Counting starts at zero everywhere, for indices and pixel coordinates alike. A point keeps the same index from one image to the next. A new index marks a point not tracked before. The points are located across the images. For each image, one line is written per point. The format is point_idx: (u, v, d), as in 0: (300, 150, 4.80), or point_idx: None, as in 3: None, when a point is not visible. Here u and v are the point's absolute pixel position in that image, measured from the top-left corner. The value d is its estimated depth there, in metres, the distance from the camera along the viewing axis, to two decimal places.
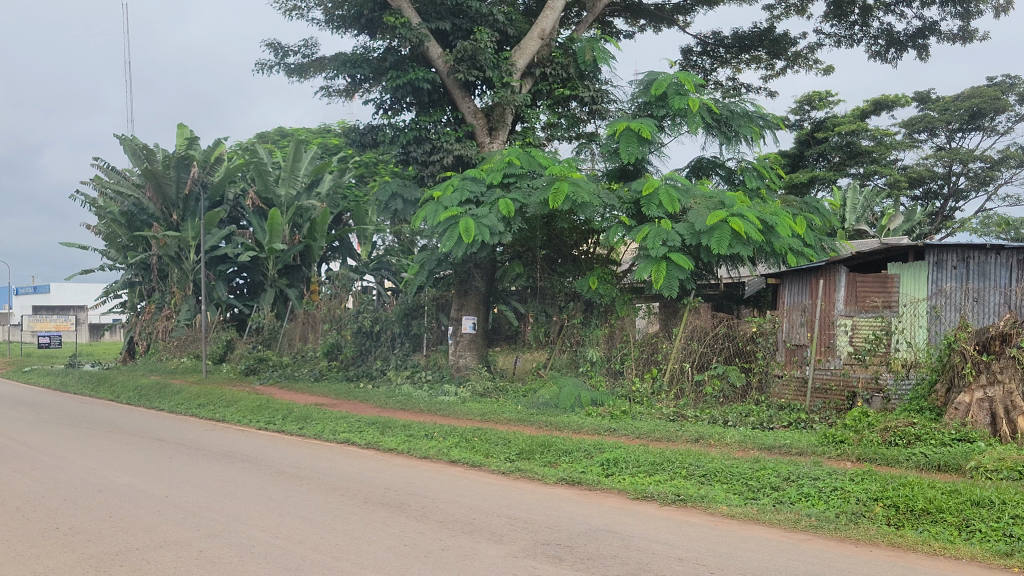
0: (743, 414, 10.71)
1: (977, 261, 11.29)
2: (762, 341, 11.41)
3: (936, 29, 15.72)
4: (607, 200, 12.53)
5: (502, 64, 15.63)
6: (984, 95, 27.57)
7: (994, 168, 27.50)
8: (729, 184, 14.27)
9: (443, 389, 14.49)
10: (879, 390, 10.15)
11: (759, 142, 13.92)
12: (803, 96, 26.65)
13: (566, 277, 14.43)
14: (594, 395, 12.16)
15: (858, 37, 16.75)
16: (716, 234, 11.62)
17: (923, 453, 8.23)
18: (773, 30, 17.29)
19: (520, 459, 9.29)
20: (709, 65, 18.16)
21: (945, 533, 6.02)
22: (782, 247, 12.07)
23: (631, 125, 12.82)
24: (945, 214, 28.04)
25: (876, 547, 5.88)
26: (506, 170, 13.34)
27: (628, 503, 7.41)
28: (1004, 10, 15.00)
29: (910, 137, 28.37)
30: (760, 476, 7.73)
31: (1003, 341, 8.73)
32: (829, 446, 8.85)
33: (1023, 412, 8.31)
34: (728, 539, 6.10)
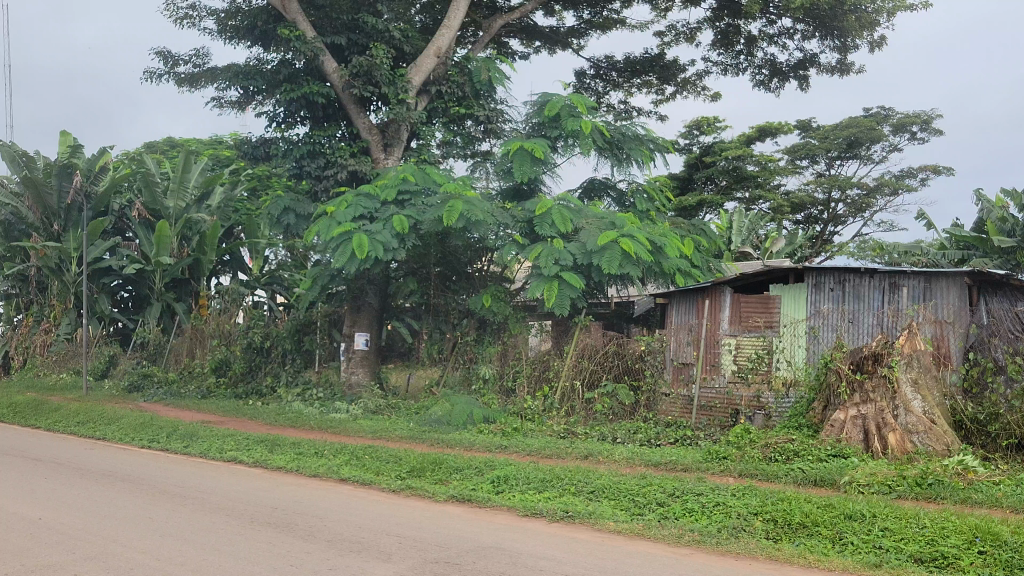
0: (631, 431, 10.89)
1: (851, 285, 11.67)
2: (651, 360, 11.60)
3: (816, 61, 16.38)
4: (501, 219, 12.68)
5: (398, 81, 15.65)
6: (862, 124, 28.85)
7: (870, 196, 28.76)
8: (620, 207, 14.51)
9: (335, 406, 14.31)
10: (761, 407, 10.44)
11: (649, 165, 14.27)
12: (692, 121, 27.39)
13: (459, 295, 14.63)
14: (487, 412, 12.20)
15: (744, 66, 17.33)
16: (607, 254, 11.87)
17: (800, 469, 8.53)
18: (663, 56, 17.74)
19: (411, 476, 9.25)
20: (602, 88, 18.50)
21: (820, 546, 6.25)
22: (670, 268, 12.44)
23: (524, 145, 12.97)
24: (825, 238, 29.21)
25: (755, 560, 6.07)
26: (401, 187, 13.30)
27: (517, 519, 7.46)
28: (879, 45, 15.74)
29: (793, 163, 29.46)
30: (646, 492, 7.89)
31: (875, 361, 9.12)
32: (713, 463, 9.08)
33: (893, 429, 8.69)
34: (614, 555, 6.20)
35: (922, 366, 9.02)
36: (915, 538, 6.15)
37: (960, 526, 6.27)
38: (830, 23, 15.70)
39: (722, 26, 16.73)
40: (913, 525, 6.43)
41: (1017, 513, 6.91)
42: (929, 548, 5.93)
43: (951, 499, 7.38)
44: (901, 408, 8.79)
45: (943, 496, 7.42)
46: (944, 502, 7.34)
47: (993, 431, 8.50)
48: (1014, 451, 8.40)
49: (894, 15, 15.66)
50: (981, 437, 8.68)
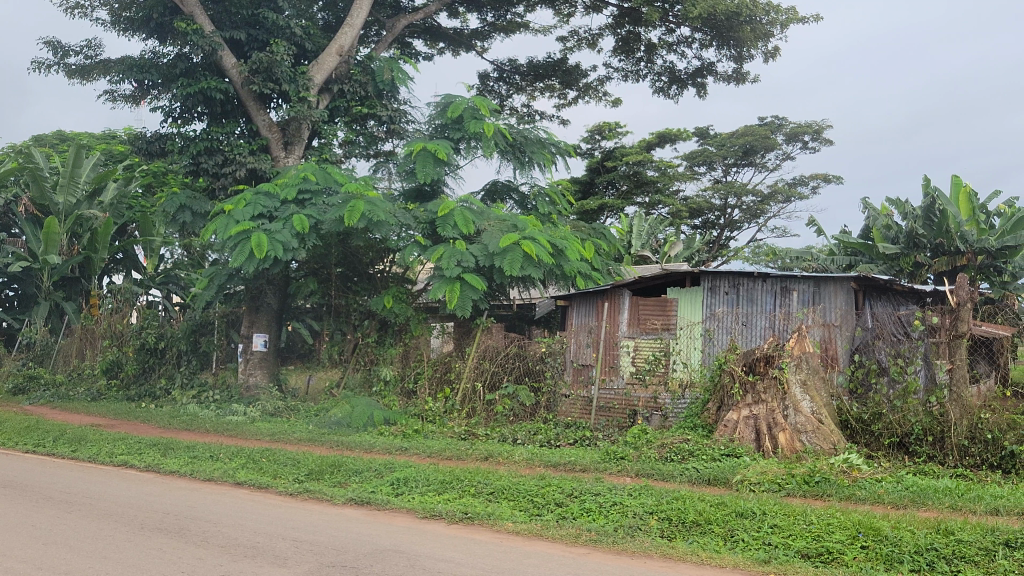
0: (531, 432, 10.96)
1: (745, 288, 12.12)
2: (551, 361, 11.68)
3: (714, 70, 16.78)
4: (403, 220, 12.60)
5: (299, 78, 15.39)
6: (757, 133, 29.68)
7: (765, 202, 29.62)
8: (521, 209, 14.61)
9: (232, 408, 14.01)
10: (658, 408, 10.64)
11: (551, 169, 14.41)
12: (594, 126, 27.72)
13: (361, 295, 14.39)
14: (387, 414, 12.12)
15: (643, 73, 17.63)
16: (508, 257, 11.92)
17: (695, 468, 8.74)
18: (565, 61, 17.92)
19: (309, 479, 9.11)
20: (505, 92, 18.59)
21: (713, 543, 6.40)
22: (571, 271, 12.57)
23: (427, 146, 12.97)
24: (722, 243, 29.93)
25: (650, 558, 6.18)
26: (301, 186, 13.08)
27: (417, 521, 7.43)
28: (772, 56, 16.21)
29: (691, 169, 30.11)
30: (544, 493, 7.97)
31: (767, 362, 9.38)
32: (611, 463, 9.22)
33: (784, 429, 8.97)
34: (512, 556, 6.23)
35: (812, 368, 9.32)
36: (801, 534, 6.36)
37: (844, 523, 6.51)
38: (727, 33, 16.12)
39: (623, 34, 17.01)
40: (800, 521, 6.65)
41: (898, 508, 7.22)
42: (815, 544, 6.15)
43: (836, 495, 7.67)
44: (790, 408, 9.07)
45: (829, 492, 7.71)
46: (830, 498, 7.62)
47: (876, 430, 8.83)
48: (895, 449, 8.73)
49: (786, 27, 16.15)
50: (864, 436, 9.01)
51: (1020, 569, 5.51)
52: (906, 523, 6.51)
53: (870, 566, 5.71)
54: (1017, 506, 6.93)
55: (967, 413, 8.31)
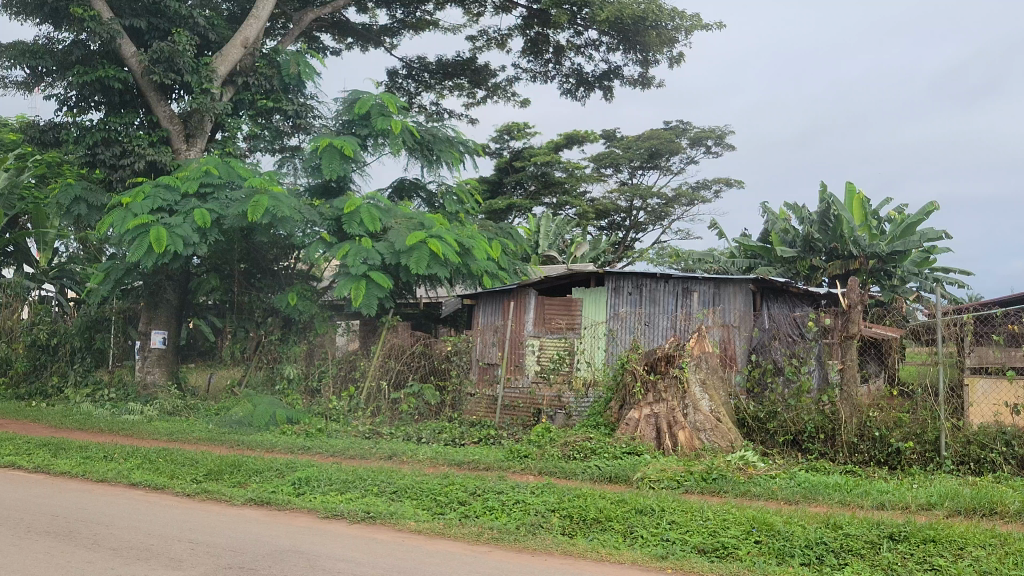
0: (435, 431, 10.92)
1: (648, 289, 12.32)
2: (457, 360, 11.72)
3: (620, 73, 17.00)
4: (308, 216, 12.43)
5: (202, 70, 15.06)
6: (662, 136, 30.19)
7: (669, 205, 30.15)
8: (429, 207, 14.58)
9: (127, 407, 13.60)
10: (562, 407, 10.77)
11: (458, 167, 14.41)
12: (503, 126, 27.81)
13: (265, 293, 14.26)
14: (290, 413, 11.92)
15: (552, 74, 17.76)
16: (415, 255, 11.87)
17: (597, 466, 8.84)
18: (474, 60, 17.95)
19: (208, 480, 8.91)
20: (414, 89, 18.48)
21: (613, 539, 6.49)
22: (477, 270, 12.59)
23: (333, 142, 12.80)
24: (627, 244, 30.37)
25: (551, 556, 6.23)
26: (202, 179, 12.77)
27: (317, 521, 7.33)
28: (677, 61, 16.49)
29: (598, 171, 30.45)
30: (448, 492, 7.95)
31: (667, 362, 9.50)
32: (515, 461, 9.28)
33: (683, 427, 9.17)
34: (414, 555, 6.21)
35: (710, 368, 9.46)
36: (699, 530, 6.51)
37: (739, 518, 6.70)
38: (633, 37, 16.35)
39: (532, 35, 17.11)
40: (697, 517, 6.81)
41: (791, 503, 7.45)
42: (711, 539, 6.29)
43: (732, 491, 7.87)
44: (690, 407, 9.25)
45: (725, 489, 7.90)
46: (726, 494, 7.82)
47: (771, 428, 9.08)
48: (788, 446, 8.99)
49: (691, 33, 16.45)
50: (760, 434, 9.25)
51: (904, 561, 5.74)
52: (798, 518, 6.71)
53: (763, 560, 5.87)
54: (902, 500, 7.21)
55: (857, 411, 8.61)
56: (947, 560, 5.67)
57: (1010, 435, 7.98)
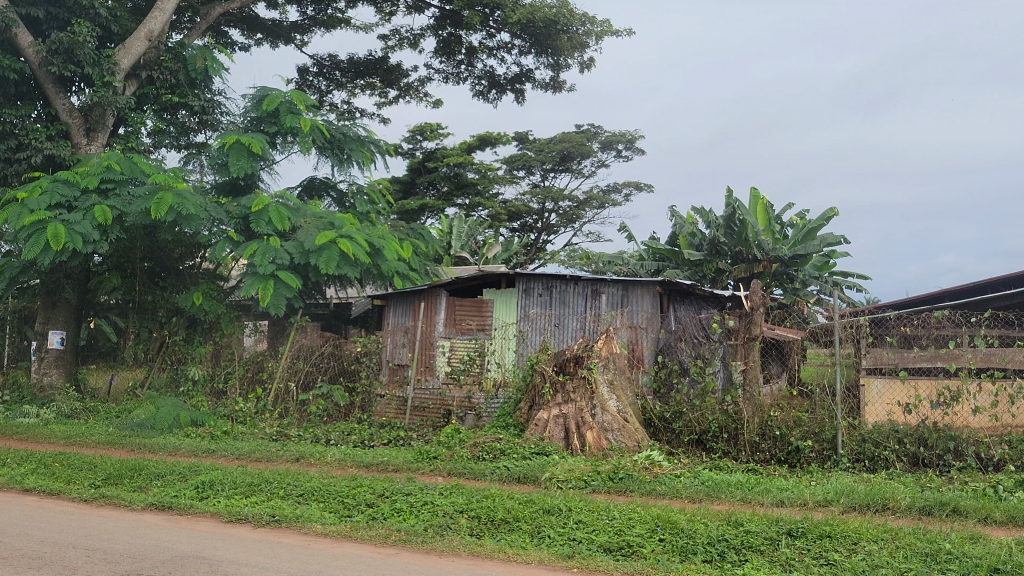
0: (345, 432, 10.80)
1: (558, 291, 12.46)
2: (366, 360, 11.69)
3: (532, 76, 17.10)
4: (215, 215, 12.14)
5: (104, 62, 14.59)
6: (574, 139, 30.44)
7: (580, 208, 30.47)
8: (339, 207, 14.41)
9: (22, 410, 13.09)
10: (472, 407, 10.77)
11: (369, 167, 14.31)
12: (416, 126, 27.68)
13: (169, 292, 13.83)
14: (194, 415, 11.68)
15: (464, 76, 17.75)
16: (324, 255, 11.72)
17: (506, 467, 8.87)
18: (386, 60, 17.87)
19: (107, 484, 8.65)
20: (325, 87, 18.23)
21: (520, 540, 6.52)
22: (388, 271, 12.51)
23: (241, 139, 12.56)
24: (539, 246, 30.59)
25: (458, 556, 6.23)
26: (103, 175, 12.38)
27: (220, 526, 7.19)
28: (588, 66, 16.64)
29: (510, 173, 30.58)
30: (355, 494, 7.88)
31: (576, 363, 9.63)
32: (423, 462, 9.25)
33: (591, 427, 9.25)
34: (318, 558, 6.14)
35: (617, 368, 9.68)
36: (604, 528, 6.59)
37: (644, 516, 6.81)
38: (545, 41, 16.47)
39: (444, 35, 17.08)
40: (603, 517, 6.89)
41: (695, 502, 7.59)
42: (616, 538, 6.37)
43: (638, 491, 7.98)
44: (597, 407, 9.37)
45: (631, 489, 8.01)
46: (632, 494, 7.92)
47: (677, 428, 9.23)
48: (693, 446, 9.15)
49: (601, 39, 16.64)
50: (666, 434, 9.41)
51: (801, 557, 5.90)
52: (701, 516, 6.86)
53: (666, 558, 5.96)
54: (800, 497, 7.42)
55: (759, 411, 8.81)
56: (841, 555, 5.85)
57: (902, 432, 8.26)
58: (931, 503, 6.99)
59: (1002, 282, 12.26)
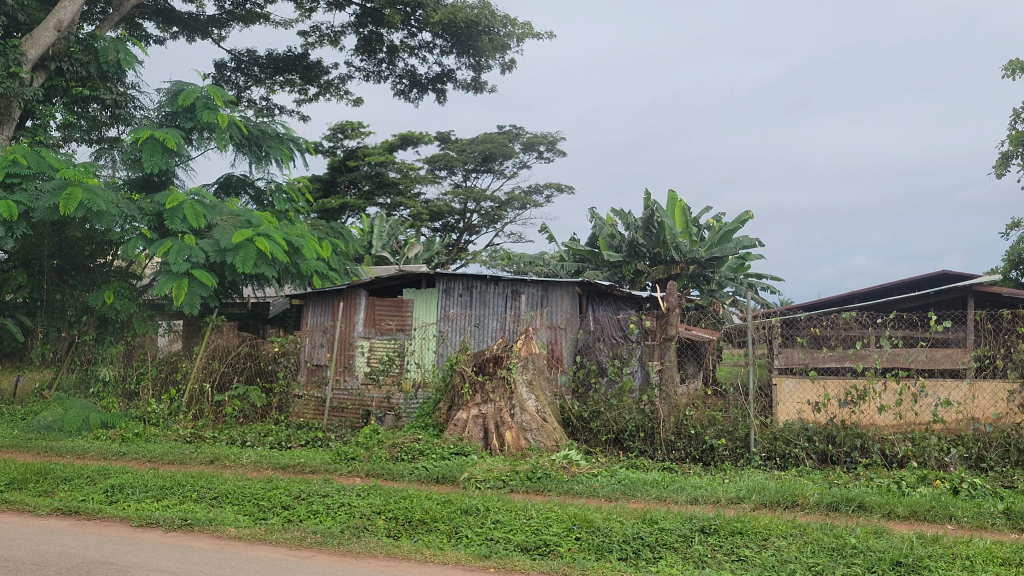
0: (261, 434, 10.64)
1: (478, 291, 12.47)
2: (284, 361, 11.48)
3: (453, 76, 17.07)
4: (128, 211, 11.82)
5: (10, 53, 14.07)
6: (496, 140, 30.53)
7: (502, 208, 30.55)
8: (257, 205, 14.20)
9: None
10: (390, 408, 10.86)
11: (288, 164, 14.12)
12: (336, 124, 27.41)
13: (78, 290, 13.44)
14: (104, 417, 11.40)
15: (385, 74, 17.63)
16: (241, 253, 11.50)
17: (424, 467, 8.84)
18: (306, 57, 17.68)
19: (10, 489, 8.36)
20: (243, 83, 17.90)
21: (437, 541, 6.49)
22: (307, 270, 12.36)
23: (155, 134, 12.26)
24: (460, 246, 30.59)
25: (375, 559, 6.18)
26: (9, 169, 11.97)
27: (129, 531, 7.02)
28: (509, 68, 16.69)
29: (432, 173, 30.48)
30: (270, 496, 7.76)
31: (495, 363, 9.73)
32: (340, 464, 9.16)
33: (510, 427, 9.28)
34: (232, 563, 6.02)
35: (535, 368, 9.75)
36: (521, 528, 6.61)
37: (561, 516, 6.85)
38: (467, 42, 16.47)
39: (365, 33, 16.94)
40: (521, 516, 6.92)
41: (611, 501, 7.66)
42: (533, 537, 6.39)
43: (555, 490, 8.02)
44: (517, 407, 9.38)
45: (549, 488, 8.06)
46: (549, 493, 7.97)
47: (595, 427, 9.33)
48: (610, 445, 9.25)
49: (523, 41, 16.71)
50: (584, 433, 9.48)
51: (713, 553, 6.01)
52: (616, 514, 6.93)
53: (582, 556, 5.99)
54: (713, 495, 7.56)
55: (675, 410, 8.94)
56: (752, 551, 5.98)
57: (812, 431, 8.45)
58: (838, 498, 7.18)
59: (908, 283, 12.65)
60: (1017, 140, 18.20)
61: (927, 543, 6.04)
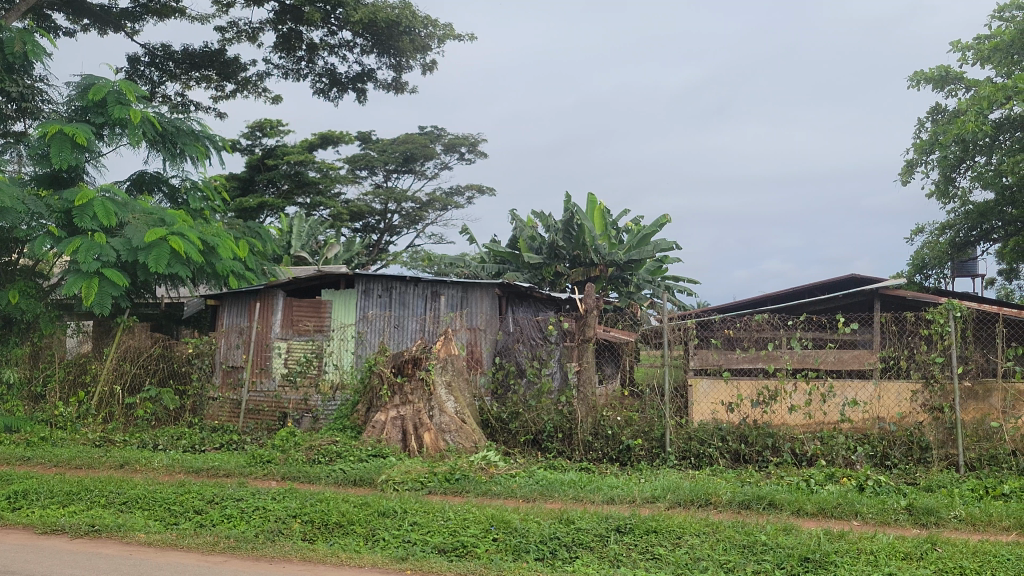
0: (174, 437, 10.43)
1: (397, 292, 12.49)
2: (198, 363, 11.24)
3: (373, 76, 16.95)
4: (34, 208, 11.45)
5: None
6: (417, 141, 30.45)
7: (423, 209, 30.46)
8: (171, 203, 13.87)
9: None
10: (308, 410, 10.64)
11: (204, 162, 13.86)
12: (254, 122, 26.97)
13: None
14: (8, 421, 11.02)
15: (304, 73, 17.43)
16: (154, 252, 11.22)
17: (341, 470, 8.75)
18: (223, 53, 17.36)
19: None
20: (157, 78, 17.50)
21: (353, 543, 6.43)
22: (223, 269, 12.09)
23: (64, 129, 11.89)
24: (381, 247, 30.41)
25: (289, 563, 6.09)
26: None
27: (32, 538, 6.79)
28: (430, 69, 16.65)
29: (353, 173, 30.22)
30: (183, 501, 7.61)
31: (414, 364, 9.62)
32: (256, 467, 9.03)
33: (428, 429, 9.28)
34: (140, 569, 5.88)
35: (454, 370, 9.73)
36: (438, 530, 6.60)
37: (478, 517, 6.86)
38: (387, 41, 16.37)
39: (284, 30, 16.71)
40: (438, 518, 6.91)
41: (528, 501, 7.70)
42: (450, 539, 6.38)
43: (473, 491, 8.03)
44: (436, 408, 9.40)
45: (467, 489, 8.06)
46: (467, 495, 7.97)
47: (513, 428, 9.40)
48: (529, 446, 9.33)
49: (444, 42, 16.69)
50: (502, 434, 9.57)
51: (628, 552, 6.09)
52: (534, 515, 6.96)
53: (499, 557, 6.00)
54: (629, 494, 7.65)
55: (591, 411, 9.09)
56: (666, 549, 6.06)
57: (726, 430, 8.61)
58: (749, 497, 7.34)
59: (819, 286, 13.01)
60: (922, 149, 18.83)
61: (834, 538, 6.21)
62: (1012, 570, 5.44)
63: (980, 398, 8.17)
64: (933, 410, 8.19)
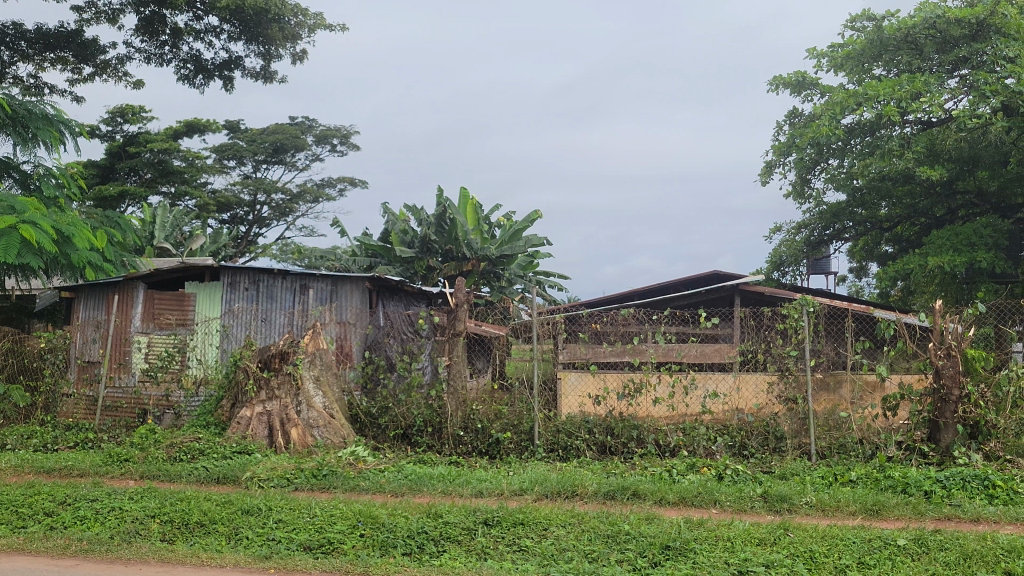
0: (24, 436, 9.92)
1: (264, 285, 12.36)
2: (51, 358, 10.73)
3: (241, 64, 16.48)
4: None
5: None
6: (287, 132, 29.69)
7: (293, 201, 29.90)
8: (22, 189, 13.16)
9: None
10: (170, 407, 10.40)
11: (58, 148, 13.20)
12: (115, 107, 25.91)
13: None
14: None
15: (168, 57, 16.83)
16: (3, 241, 10.43)
17: (204, 468, 8.49)
18: (80, 34, 16.58)
19: None
20: (8, 58, 16.60)
21: (214, 543, 6.25)
22: (78, 260, 11.48)
23: None
24: (249, 238, 29.71)
25: (144, 565, 5.88)
26: None
27: None
28: (300, 58, 16.31)
29: (220, 162, 29.40)
30: (31, 503, 7.26)
31: (281, 359, 9.38)
32: (112, 466, 8.67)
33: (296, 425, 9.12)
34: None
35: (323, 364, 9.64)
36: (303, 528, 6.47)
37: (345, 513, 6.78)
38: (256, 29, 15.96)
39: (146, 13, 16.09)
40: (304, 515, 6.79)
41: (396, 496, 7.65)
42: (316, 535, 6.29)
43: (341, 487, 7.92)
44: (303, 403, 9.25)
45: (335, 485, 7.94)
46: (335, 490, 7.85)
47: (382, 422, 9.36)
48: (399, 440, 9.30)
49: (315, 31, 16.40)
50: (372, 429, 9.51)
51: (495, 545, 6.12)
52: (402, 510, 6.92)
53: (366, 552, 5.93)
54: (497, 487, 7.70)
55: (462, 405, 9.08)
56: (533, 541, 6.13)
57: (592, 423, 8.80)
58: (615, 487, 7.49)
59: (683, 282, 13.40)
60: (780, 151, 19.58)
61: (694, 526, 6.40)
62: (857, 553, 5.71)
63: (830, 389, 8.63)
64: (788, 400, 8.54)
